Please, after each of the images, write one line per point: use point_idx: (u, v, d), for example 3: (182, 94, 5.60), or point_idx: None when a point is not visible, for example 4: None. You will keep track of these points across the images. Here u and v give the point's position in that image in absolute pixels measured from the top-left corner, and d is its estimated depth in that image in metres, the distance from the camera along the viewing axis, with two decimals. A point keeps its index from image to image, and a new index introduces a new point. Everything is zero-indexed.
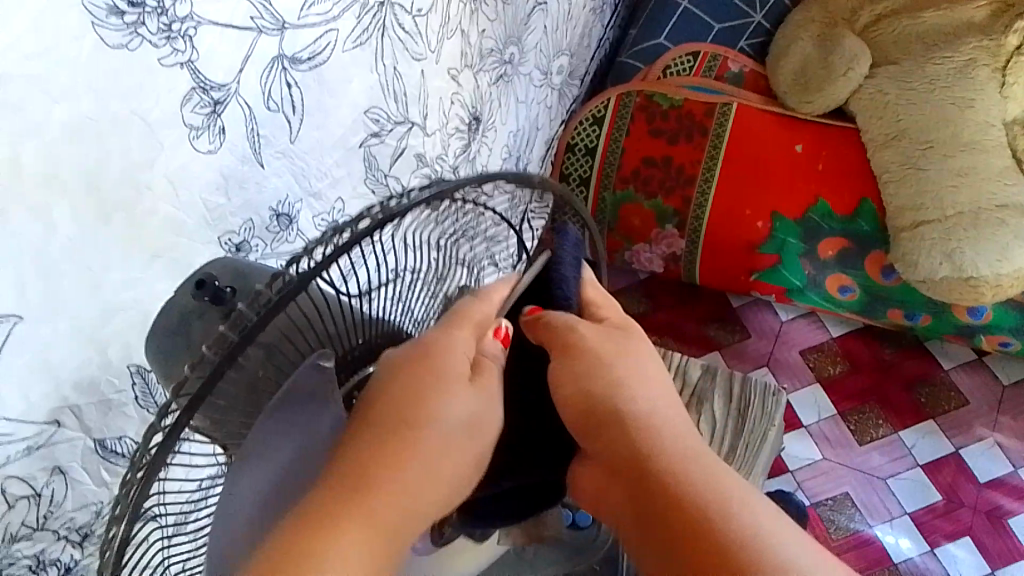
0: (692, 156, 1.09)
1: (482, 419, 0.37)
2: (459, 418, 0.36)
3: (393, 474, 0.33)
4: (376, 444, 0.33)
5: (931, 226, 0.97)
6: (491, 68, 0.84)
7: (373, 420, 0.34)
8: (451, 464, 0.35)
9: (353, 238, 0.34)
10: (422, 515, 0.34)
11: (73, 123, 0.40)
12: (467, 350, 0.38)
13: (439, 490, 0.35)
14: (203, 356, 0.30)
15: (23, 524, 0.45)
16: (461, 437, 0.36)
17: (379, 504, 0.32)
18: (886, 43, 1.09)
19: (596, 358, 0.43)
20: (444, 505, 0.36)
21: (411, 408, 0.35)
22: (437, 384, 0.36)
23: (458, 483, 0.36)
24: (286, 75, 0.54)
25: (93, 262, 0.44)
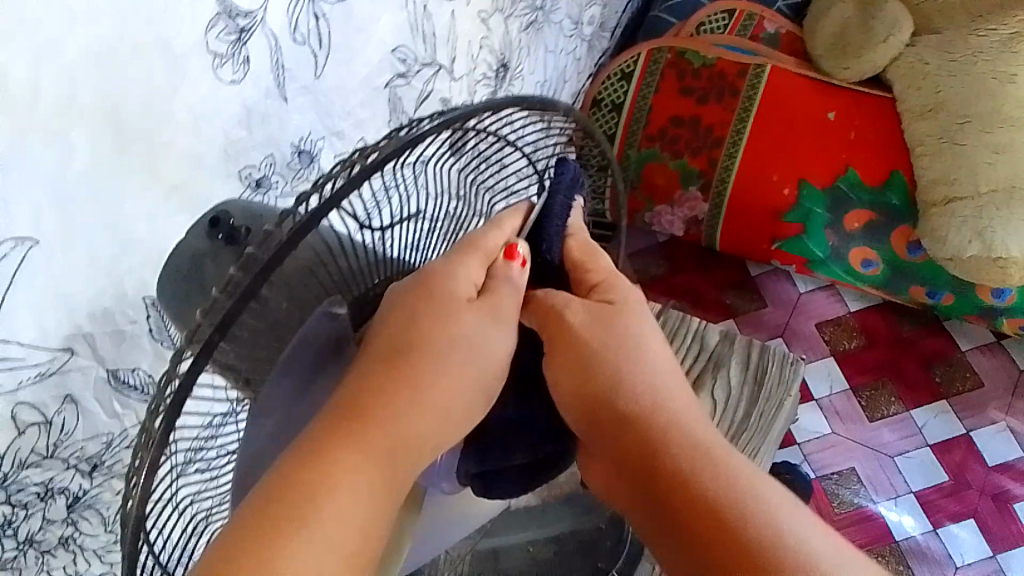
0: (722, 117, 1.06)
1: (487, 343, 0.38)
2: (463, 340, 0.36)
3: (391, 404, 0.34)
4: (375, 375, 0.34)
5: (963, 203, 0.96)
6: (522, 14, 0.82)
7: (376, 347, 0.35)
8: (453, 390, 0.36)
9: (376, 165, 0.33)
10: (428, 440, 0.35)
11: (95, 42, 0.38)
12: (473, 278, 0.38)
13: (445, 415, 0.35)
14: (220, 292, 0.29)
15: (32, 450, 0.44)
16: (466, 360, 0.36)
17: (376, 434, 0.33)
18: (929, 11, 1.04)
19: (593, 349, 0.43)
20: (452, 431, 0.36)
21: (410, 337, 0.35)
22: (439, 312, 0.36)
23: (465, 408, 0.36)
24: (315, 7, 0.52)
25: (111, 190, 0.43)
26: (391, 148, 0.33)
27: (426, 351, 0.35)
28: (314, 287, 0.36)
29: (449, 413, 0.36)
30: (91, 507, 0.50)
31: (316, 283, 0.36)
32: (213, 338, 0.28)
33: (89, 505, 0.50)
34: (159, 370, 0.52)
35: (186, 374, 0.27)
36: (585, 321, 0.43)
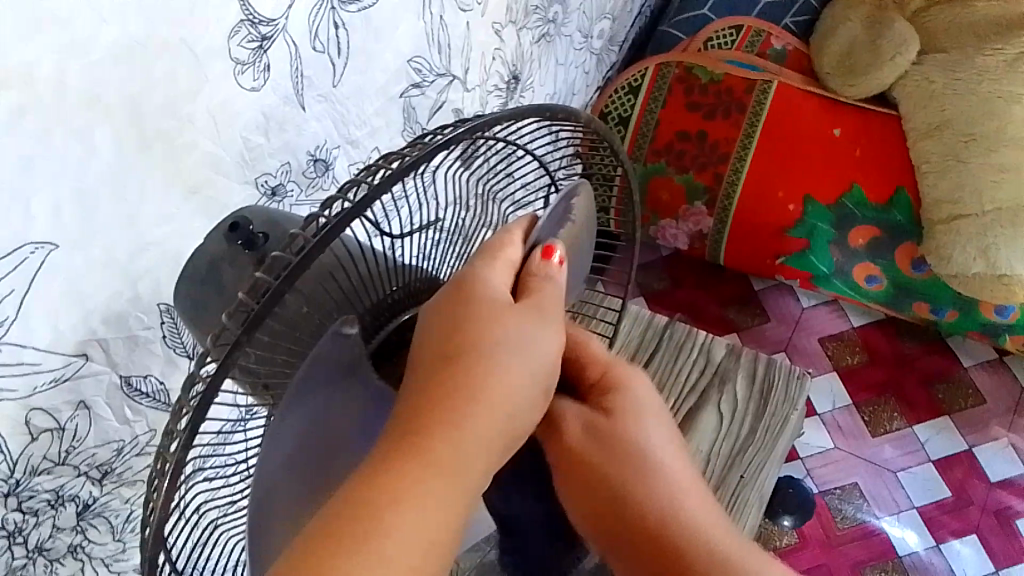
0: (728, 133, 1.07)
1: (536, 342, 0.35)
2: (512, 339, 0.34)
3: (444, 417, 0.32)
4: (424, 386, 0.33)
5: (968, 221, 0.96)
6: (534, 26, 0.82)
7: (424, 355, 0.34)
8: (509, 392, 0.33)
9: (403, 169, 0.32)
10: (493, 447, 0.33)
11: (120, 46, 0.38)
12: (504, 278, 0.36)
13: (505, 420, 0.34)
14: (238, 305, 0.28)
15: (44, 457, 0.44)
16: (515, 362, 0.34)
17: (435, 448, 0.31)
18: (935, 31, 1.06)
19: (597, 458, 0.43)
20: (515, 433, 0.35)
21: (449, 345, 0.33)
22: (477, 316, 0.34)
23: (523, 407, 0.34)
24: (335, 16, 0.52)
25: (131, 193, 0.43)
26: (421, 154, 0.32)
27: (475, 354, 0.33)
28: (333, 293, 0.35)
29: (508, 416, 0.34)
30: (100, 516, 0.50)
31: (335, 291, 0.35)
32: (240, 339, 0.27)
33: (99, 513, 0.50)
34: (171, 377, 0.52)
35: (211, 381, 0.27)
36: (587, 435, 0.43)
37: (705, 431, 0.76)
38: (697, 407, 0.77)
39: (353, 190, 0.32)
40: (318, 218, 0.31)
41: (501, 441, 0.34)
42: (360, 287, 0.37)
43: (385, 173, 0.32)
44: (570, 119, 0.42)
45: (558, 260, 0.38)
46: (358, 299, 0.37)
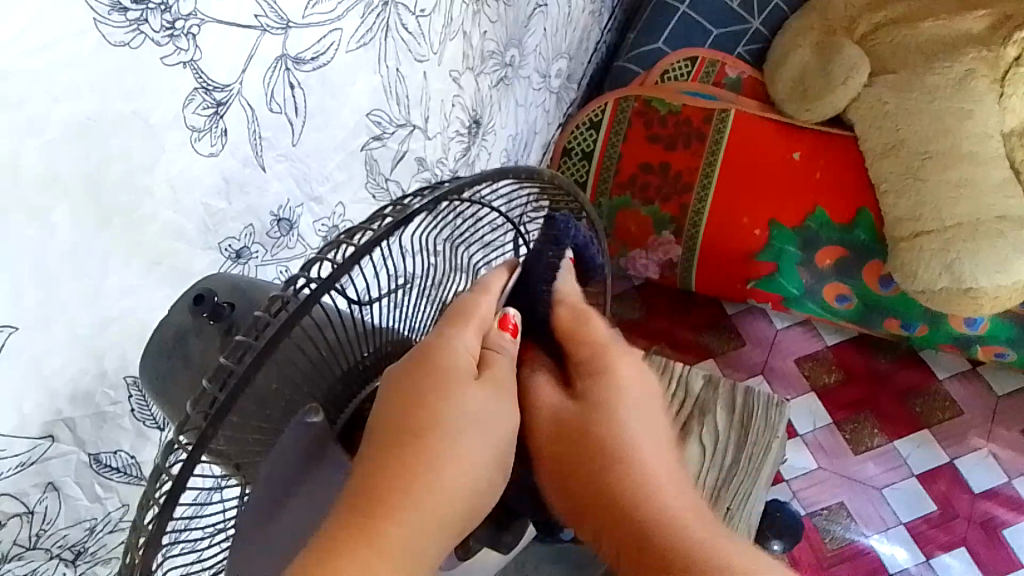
0: (689, 163, 1.09)
1: (494, 417, 0.36)
2: (472, 413, 0.35)
3: (399, 494, 0.31)
4: (388, 459, 0.32)
5: (930, 236, 0.97)
6: (492, 71, 0.83)
7: (385, 425, 0.33)
8: (468, 469, 0.34)
9: (372, 242, 0.32)
10: (448, 522, 0.33)
11: (72, 124, 0.38)
12: (470, 347, 0.37)
13: (463, 496, 0.34)
14: (202, 390, 0.28)
15: (14, 542, 0.43)
16: (477, 437, 0.34)
17: (388, 531, 0.30)
18: (884, 52, 1.10)
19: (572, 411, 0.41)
20: (471, 512, 0.35)
21: (414, 418, 0.33)
22: (445, 389, 0.34)
23: (481, 482, 0.35)
24: (291, 76, 0.52)
25: (91, 270, 0.42)
26: (384, 228, 0.32)
27: (439, 426, 0.33)
28: (303, 365, 0.35)
29: (467, 491, 0.34)
30: None
31: (306, 362, 0.35)
32: (206, 432, 0.27)
33: None
34: (142, 450, 0.51)
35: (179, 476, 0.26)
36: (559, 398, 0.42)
37: (688, 461, 0.75)
38: (681, 440, 0.77)
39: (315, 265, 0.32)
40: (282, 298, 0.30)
41: (456, 519, 0.33)
42: (331, 358, 0.37)
43: (354, 246, 0.32)
44: (532, 176, 0.42)
45: (512, 328, 0.39)
46: (328, 370, 0.37)
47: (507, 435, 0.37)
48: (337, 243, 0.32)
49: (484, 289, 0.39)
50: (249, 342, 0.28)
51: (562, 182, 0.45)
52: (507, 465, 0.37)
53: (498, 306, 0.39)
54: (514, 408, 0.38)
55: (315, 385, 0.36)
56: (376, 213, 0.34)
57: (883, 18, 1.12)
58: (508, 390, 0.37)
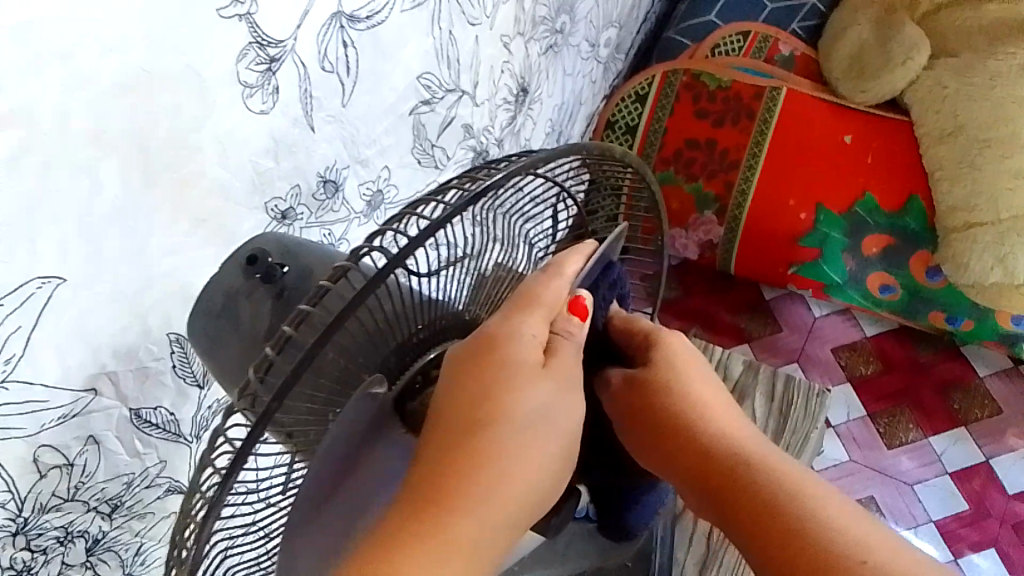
0: (737, 140, 1.06)
1: (559, 411, 0.35)
2: (537, 409, 0.33)
3: (460, 489, 0.31)
4: (448, 452, 0.31)
5: (984, 229, 0.95)
6: (542, 38, 0.81)
7: (446, 412, 0.32)
8: (529, 462, 0.33)
9: (444, 218, 0.31)
10: (508, 520, 0.33)
11: (125, 76, 0.37)
12: (537, 334, 0.34)
13: (525, 488, 0.33)
14: (268, 358, 0.27)
15: (53, 494, 0.43)
16: (541, 429, 0.34)
17: (448, 528, 0.30)
18: (946, 32, 1.06)
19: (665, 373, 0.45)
20: (539, 499, 0.34)
21: (477, 409, 0.32)
22: (510, 381, 0.33)
23: (544, 474, 0.34)
24: (344, 35, 0.51)
25: (139, 225, 0.41)
26: (455, 205, 0.31)
27: (500, 425, 0.32)
28: (358, 334, 0.33)
29: (527, 489, 0.33)
30: (109, 550, 0.50)
31: (361, 332, 0.33)
32: (271, 405, 0.26)
33: (108, 547, 0.50)
34: (181, 408, 0.51)
35: (240, 449, 0.25)
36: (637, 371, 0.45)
37: None
38: None
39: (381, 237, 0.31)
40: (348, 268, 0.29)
41: (521, 509, 0.33)
42: (390, 332, 0.35)
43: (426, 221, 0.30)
44: (603, 152, 0.40)
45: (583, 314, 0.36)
46: (382, 340, 0.35)
47: (569, 428, 0.36)
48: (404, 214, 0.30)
49: (557, 269, 0.36)
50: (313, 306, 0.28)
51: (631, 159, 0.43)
52: (569, 458, 0.36)
53: (571, 286, 0.36)
54: (577, 397, 0.36)
55: (372, 358, 0.35)
56: (446, 186, 0.32)
57: None
58: (573, 381, 0.36)
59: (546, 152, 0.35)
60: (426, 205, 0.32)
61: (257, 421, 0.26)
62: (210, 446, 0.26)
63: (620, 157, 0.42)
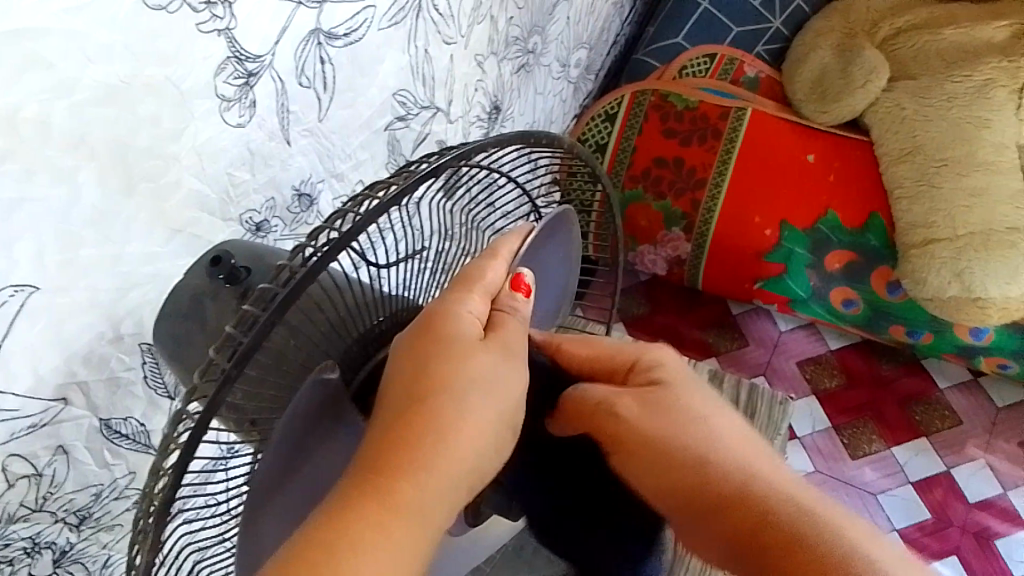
0: (703, 158, 1.09)
1: (503, 379, 0.35)
2: (480, 376, 0.34)
3: (407, 460, 0.32)
4: (393, 425, 0.32)
5: (942, 244, 0.97)
6: (514, 57, 0.82)
7: (391, 390, 0.34)
8: (474, 431, 0.33)
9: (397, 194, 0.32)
10: (459, 487, 0.33)
11: (102, 87, 0.38)
12: (477, 312, 0.36)
13: (473, 459, 0.33)
14: (226, 336, 0.28)
15: (21, 504, 0.43)
16: (485, 399, 0.34)
17: (394, 494, 0.31)
18: (905, 58, 1.10)
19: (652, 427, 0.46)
20: (483, 475, 0.35)
21: (416, 382, 0.33)
22: (445, 354, 0.34)
23: (491, 446, 0.35)
24: (321, 51, 0.52)
25: (114, 234, 0.42)
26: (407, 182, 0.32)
27: (439, 392, 0.33)
28: (320, 325, 0.35)
29: (478, 457, 0.34)
30: (76, 561, 0.50)
31: (324, 325, 0.35)
32: (230, 374, 0.27)
33: (75, 558, 0.50)
34: (152, 418, 0.51)
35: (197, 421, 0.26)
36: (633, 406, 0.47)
37: None
38: None
39: (340, 220, 0.32)
40: (304, 248, 0.30)
41: (469, 480, 0.34)
42: (347, 323, 0.37)
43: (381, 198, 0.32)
44: (553, 144, 0.42)
45: (526, 291, 0.38)
46: (344, 331, 0.37)
47: (519, 401, 0.36)
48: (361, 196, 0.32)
49: (494, 250, 0.38)
50: (275, 290, 0.28)
51: (584, 152, 0.45)
52: (513, 430, 0.37)
53: (512, 265, 0.38)
54: (523, 369, 0.37)
55: (331, 347, 0.36)
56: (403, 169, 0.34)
57: (906, 22, 1.12)
58: (519, 352, 0.37)
59: (498, 137, 0.37)
60: (380, 188, 0.33)
61: (214, 395, 0.26)
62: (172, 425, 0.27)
63: (571, 149, 0.44)
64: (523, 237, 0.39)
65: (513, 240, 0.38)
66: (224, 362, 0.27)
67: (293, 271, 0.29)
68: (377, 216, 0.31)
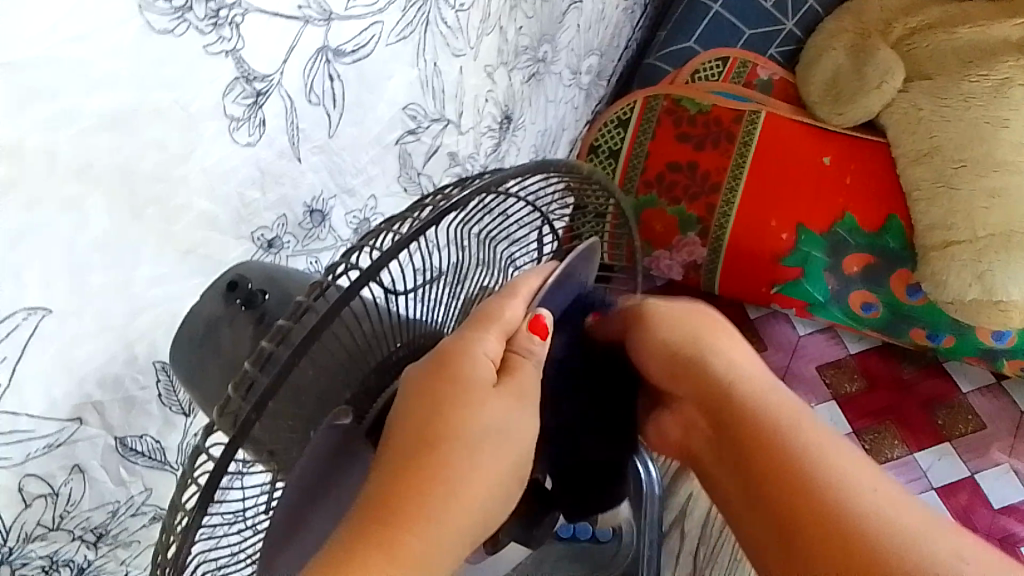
0: (718, 162, 1.08)
1: (513, 423, 0.36)
2: (496, 427, 0.35)
3: (419, 507, 0.32)
4: (405, 468, 0.33)
5: (961, 247, 0.96)
6: (525, 66, 0.82)
7: (404, 432, 0.33)
8: (485, 478, 0.34)
9: (416, 231, 0.32)
10: (468, 534, 0.34)
11: (111, 111, 0.38)
12: (492, 355, 0.36)
13: (481, 506, 0.34)
14: (245, 374, 0.29)
15: (38, 522, 0.43)
16: (497, 446, 0.35)
17: (404, 541, 0.31)
18: (920, 58, 1.09)
19: (669, 322, 0.52)
20: (490, 519, 0.35)
21: (430, 426, 0.34)
22: (460, 399, 0.34)
23: (498, 492, 0.35)
24: (330, 68, 0.52)
25: (125, 256, 0.42)
26: (426, 219, 0.33)
27: (453, 438, 0.34)
28: (338, 354, 0.35)
29: (485, 503, 0.35)
30: None
31: (340, 353, 0.35)
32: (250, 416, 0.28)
33: None
34: (167, 436, 0.52)
35: (218, 462, 0.27)
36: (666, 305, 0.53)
37: None
38: None
39: (357, 253, 0.33)
40: (323, 285, 0.31)
41: (477, 525, 0.34)
42: (365, 353, 0.37)
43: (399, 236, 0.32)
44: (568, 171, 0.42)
45: (544, 333, 0.38)
46: (363, 360, 0.37)
47: (527, 445, 0.37)
48: (379, 230, 0.32)
49: (512, 291, 0.38)
50: (290, 325, 0.30)
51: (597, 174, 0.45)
52: (523, 474, 0.37)
53: (530, 306, 0.38)
54: (533, 411, 0.37)
55: (351, 376, 0.36)
56: (419, 204, 0.35)
57: (919, 22, 1.11)
58: (530, 393, 0.37)
59: (514, 168, 0.37)
60: (398, 223, 0.34)
61: (236, 436, 0.28)
62: (192, 460, 0.28)
63: (586, 173, 0.44)
64: (546, 279, 0.40)
65: (534, 279, 0.39)
66: (245, 403, 0.28)
67: (310, 307, 0.30)
68: (397, 253, 0.32)
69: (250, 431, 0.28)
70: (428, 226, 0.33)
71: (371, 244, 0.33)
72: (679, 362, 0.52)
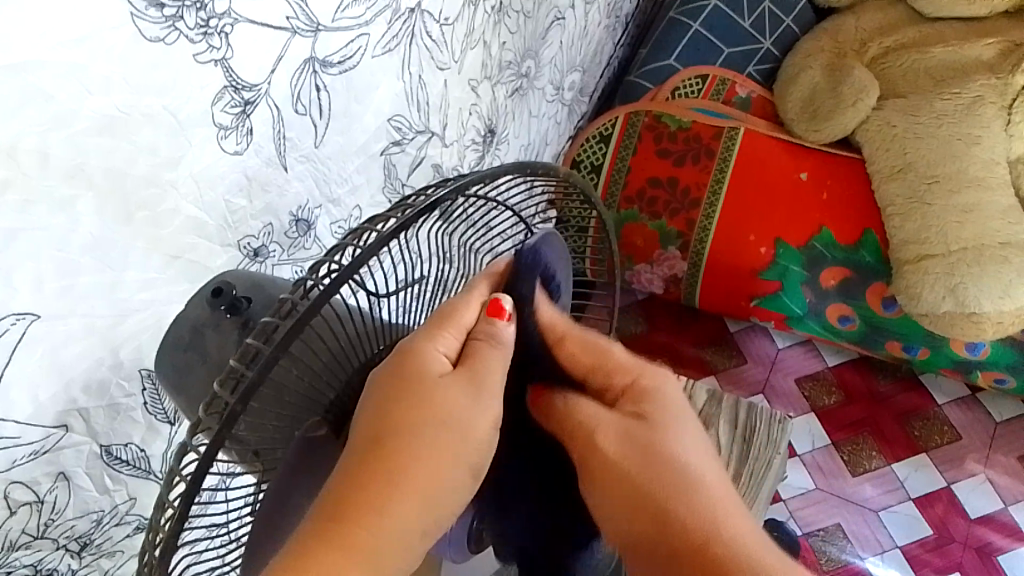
0: (698, 178, 1.10)
1: (471, 412, 0.36)
2: (448, 416, 0.35)
3: (365, 503, 0.32)
4: (358, 464, 0.33)
5: (934, 260, 0.98)
6: (508, 81, 0.83)
7: (364, 430, 0.34)
8: (439, 467, 0.34)
9: (397, 228, 0.33)
10: (425, 523, 0.34)
11: (102, 117, 0.38)
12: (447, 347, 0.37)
13: (439, 494, 0.34)
14: (230, 371, 0.29)
15: (22, 531, 0.43)
16: (452, 435, 0.35)
17: (354, 534, 0.32)
18: (895, 77, 1.11)
19: (614, 447, 0.42)
20: (454, 508, 0.35)
21: (384, 420, 0.34)
22: (412, 393, 0.35)
23: (462, 479, 0.35)
24: (317, 79, 0.53)
25: (114, 260, 0.43)
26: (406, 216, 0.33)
27: (405, 431, 0.34)
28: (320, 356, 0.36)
29: (446, 491, 0.35)
30: None
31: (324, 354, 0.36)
32: (235, 410, 0.28)
33: None
34: (152, 443, 0.52)
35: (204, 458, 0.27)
36: (613, 432, 0.42)
37: None
38: None
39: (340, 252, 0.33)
40: (306, 282, 0.32)
41: (436, 514, 0.35)
42: (347, 354, 0.37)
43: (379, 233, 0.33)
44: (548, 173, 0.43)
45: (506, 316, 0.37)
46: (346, 361, 0.37)
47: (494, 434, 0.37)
48: (362, 228, 0.33)
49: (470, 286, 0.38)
50: (277, 321, 0.30)
51: (576, 180, 0.46)
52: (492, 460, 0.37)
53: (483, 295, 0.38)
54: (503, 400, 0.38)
55: (334, 377, 0.37)
56: (401, 202, 0.35)
57: (894, 42, 1.14)
58: (495, 381, 0.37)
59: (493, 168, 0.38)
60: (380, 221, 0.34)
61: (220, 428, 0.28)
62: (177, 457, 0.28)
63: (566, 178, 0.45)
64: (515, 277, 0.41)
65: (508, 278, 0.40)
66: (229, 398, 0.28)
67: (293, 305, 0.31)
68: (379, 250, 0.32)
69: (234, 426, 0.28)
70: (409, 224, 0.34)
71: (354, 243, 0.33)
72: (638, 503, 0.41)
